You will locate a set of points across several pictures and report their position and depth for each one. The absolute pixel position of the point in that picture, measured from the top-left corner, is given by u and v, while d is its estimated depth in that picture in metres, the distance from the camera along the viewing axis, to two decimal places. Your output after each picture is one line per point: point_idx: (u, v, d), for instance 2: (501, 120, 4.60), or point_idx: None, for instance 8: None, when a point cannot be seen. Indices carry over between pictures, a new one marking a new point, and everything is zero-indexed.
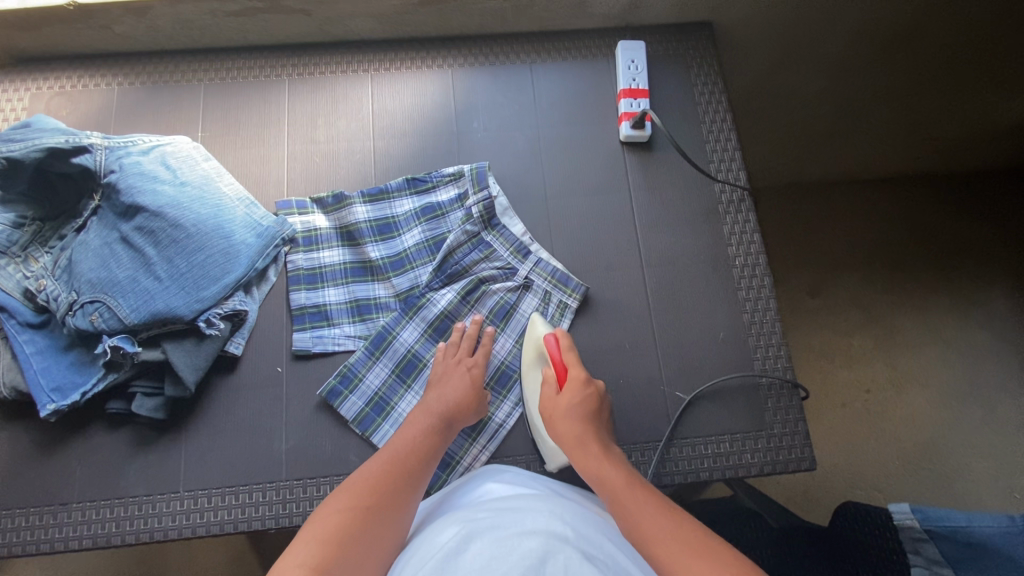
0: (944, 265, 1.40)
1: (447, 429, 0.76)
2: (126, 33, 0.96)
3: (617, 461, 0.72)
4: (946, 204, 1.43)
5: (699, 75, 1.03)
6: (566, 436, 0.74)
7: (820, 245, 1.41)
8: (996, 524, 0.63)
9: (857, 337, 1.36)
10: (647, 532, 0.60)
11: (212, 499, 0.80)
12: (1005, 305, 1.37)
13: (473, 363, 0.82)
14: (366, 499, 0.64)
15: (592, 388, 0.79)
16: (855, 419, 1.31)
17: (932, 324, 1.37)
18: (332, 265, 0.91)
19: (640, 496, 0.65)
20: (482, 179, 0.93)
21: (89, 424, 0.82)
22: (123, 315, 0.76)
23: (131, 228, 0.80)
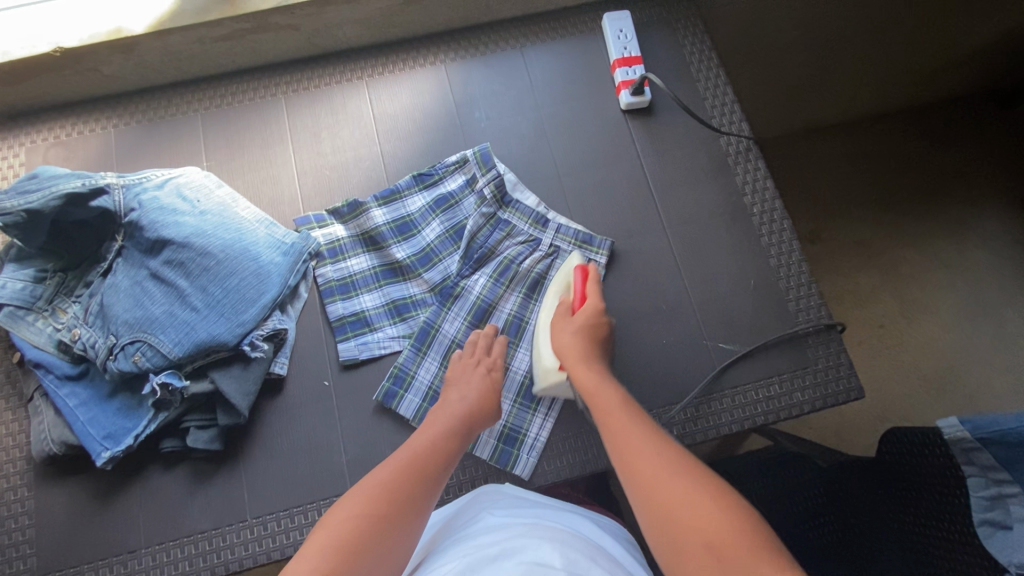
0: (936, 192, 1.44)
1: (467, 432, 0.72)
2: (115, 73, 0.95)
3: (611, 382, 0.71)
4: (930, 131, 1.47)
5: (685, 36, 1.05)
6: (567, 348, 0.76)
7: (817, 189, 1.44)
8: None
9: (866, 273, 1.39)
10: (630, 449, 0.60)
11: (281, 522, 0.80)
12: (1001, 221, 1.41)
13: (492, 364, 0.81)
14: (386, 502, 0.58)
15: (606, 320, 0.80)
16: (875, 352, 1.34)
17: (933, 250, 1.41)
18: (362, 271, 0.91)
19: (631, 417, 0.64)
20: (487, 160, 0.94)
21: (144, 467, 0.81)
22: (167, 350, 0.76)
23: (160, 263, 0.79)
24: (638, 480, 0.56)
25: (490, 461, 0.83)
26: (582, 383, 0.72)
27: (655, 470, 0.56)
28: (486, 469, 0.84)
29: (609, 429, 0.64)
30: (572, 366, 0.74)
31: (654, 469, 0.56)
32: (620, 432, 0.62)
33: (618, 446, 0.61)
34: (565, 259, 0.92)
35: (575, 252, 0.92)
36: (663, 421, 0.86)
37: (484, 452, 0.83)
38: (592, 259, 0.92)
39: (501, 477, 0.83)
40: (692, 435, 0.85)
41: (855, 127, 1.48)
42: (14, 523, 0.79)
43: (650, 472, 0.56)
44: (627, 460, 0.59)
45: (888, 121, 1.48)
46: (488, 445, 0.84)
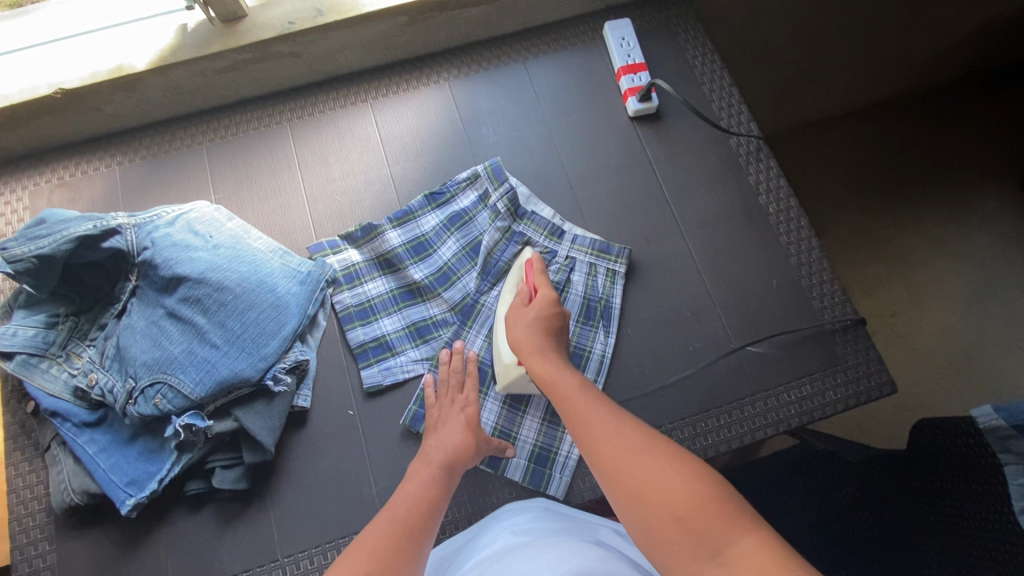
0: (939, 179, 1.45)
1: (450, 476, 0.68)
2: (116, 111, 0.94)
3: (566, 367, 0.70)
4: (929, 119, 1.48)
5: (687, 41, 1.05)
6: (526, 342, 0.73)
7: (819, 184, 1.45)
8: None
9: (874, 264, 1.39)
10: (595, 436, 0.58)
11: (314, 558, 0.78)
12: (1004, 204, 1.41)
13: (465, 401, 0.77)
14: (371, 569, 0.54)
15: (559, 310, 0.78)
16: (889, 343, 1.34)
17: (939, 237, 1.41)
18: (380, 295, 0.89)
19: (590, 402, 0.63)
20: (499, 174, 0.93)
21: (170, 511, 0.79)
22: (188, 390, 0.74)
23: (176, 300, 0.77)
24: (606, 465, 0.55)
25: (522, 483, 0.81)
26: (538, 373, 0.70)
27: (623, 453, 0.55)
28: (519, 490, 0.82)
29: (570, 419, 0.62)
30: (527, 358, 0.72)
31: (621, 453, 0.55)
32: (583, 419, 0.61)
33: (579, 427, 0.60)
34: (583, 269, 0.91)
35: (593, 263, 0.91)
36: (696, 430, 0.84)
37: (516, 474, 0.81)
38: (611, 268, 0.91)
39: (535, 497, 0.81)
40: (728, 441, 0.83)
41: (853, 119, 1.48)
42: None
43: (614, 454, 0.56)
44: (589, 442, 0.58)
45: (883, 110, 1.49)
46: (520, 466, 0.82)
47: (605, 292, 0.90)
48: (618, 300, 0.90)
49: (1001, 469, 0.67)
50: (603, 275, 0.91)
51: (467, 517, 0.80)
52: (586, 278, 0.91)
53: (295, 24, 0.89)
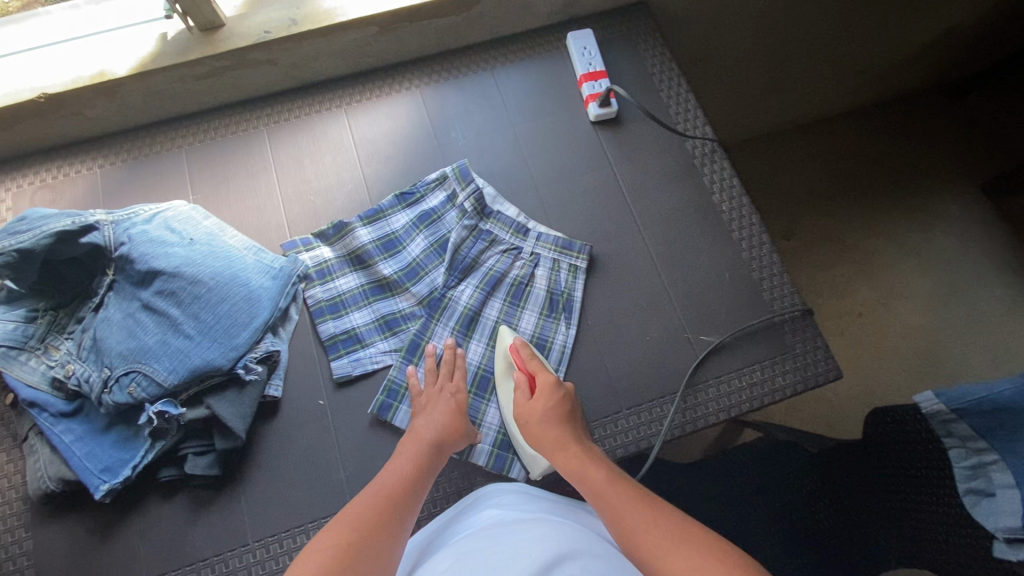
0: (880, 185, 1.70)
1: (436, 455, 0.74)
2: (99, 114, 0.98)
3: (592, 455, 0.73)
4: (863, 134, 1.75)
5: (646, 49, 1.10)
6: (550, 440, 0.75)
7: (775, 188, 1.69)
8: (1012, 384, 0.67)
9: (836, 265, 1.63)
10: (631, 528, 0.62)
11: (283, 542, 0.81)
12: (924, 211, 1.68)
13: (455, 388, 0.82)
14: (351, 539, 0.61)
15: (563, 390, 0.80)
16: (850, 341, 1.55)
17: (895, 237, 1.65)
18: (350, 290, 0.93)
19: (620, 491, 0.66)
20: (465, 175, 0.98)
21: (144, 498, 0.82)
22: (162, 379, 0.77)
23: (151, 293, 0.81)
24: (645, 560, 0.59)
25: (486, 467, 0.84)
26: (565, 465, 0.72)
27: (658, 546, 0.59)
28: (482, 475, 0.85)
29: (605, 512, 0.65)
30: (552, 456, 0.74)
31: (659, 547, 0.59)
32: (617, 511, 0.64)
33: (614, 521, 0.64)
34: (546, 264, 0.96)
35: (555, 259, 0.96)
36: (652, 415, 0.88)
37: (481, 459, 0.85)
38: (572, 264, 0.95)
39: (498, 481, 0.84)
40: (681, 425, 0.88)
41: (794, 135, 1.75)
42: (12, 565, 0.79)
43: (650, 548, 0.59)
44: (625, 535, 0.62)
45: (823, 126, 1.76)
46: (484, 451, 0.85)
47: (567, 286, 0.95)
48: (579, 293, 0.94)
49: (945, 453, 0.73)
50: (565, 270, 0.95)
51: (433, 501, 0.83)
52: (549, 274, 0.95)
53: (270, 33, 0.94)
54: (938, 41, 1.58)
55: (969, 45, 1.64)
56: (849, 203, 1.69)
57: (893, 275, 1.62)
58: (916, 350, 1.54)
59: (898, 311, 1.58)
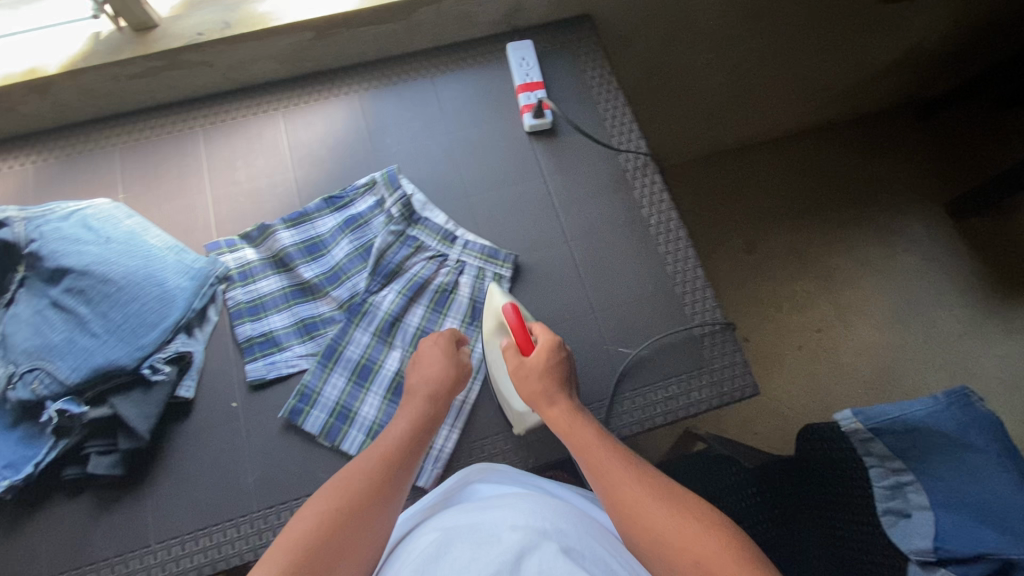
0: (842, 202, 1.71)
1: (433, 410, 0.77)
2: (32, 111, 0.98)
3: (580, 412, 0.77)
4: (829, 151, 1.76)
5: (587, 62, 1.11)
6: (535, 394, 0.77)
7: (755, 202, 1.70)
8: (922, 407, 0.69)
9: (803, 281, 1.63)
10: (617, 487, 0.68)
11: (186, 545, 0.81)
12: (885, 230, 1.68)
13: (439, 338, 0.83)
14: (343, 500, 0.65)
15: (560, 353, 0.80)
16: (810, 356, 1.56)
17: (864, 256, 1.66)
18: (271, 292, 0.93)
19: (607, 450, 0.72)
20: (394, 181, 0.98)
21: (50, 496, 0.82)
22: (65, 376, 0.77)
23: (60, 291, 0.81)
24: (628, 516, 0.66)
25: None
26: (555, 421, 0.76)
27: (643, 504, 0.66)
28: None
29: (592, 468, 0.71)
30: (542, 410, 0.77)
31: (643, 504, 0.66)
32: (603, 468, 0.70)
33: (600, 479, 0.70)
34: (471, 272, 0.96)
35: (481, 267, 0.96)
36: None
37: None
38: (497, 272, 0.96)
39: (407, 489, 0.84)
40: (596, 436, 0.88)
41: (759, 150, 1.76)
42: None
43: (635, 505, 0.66)
44: (610, 491, 0.68)
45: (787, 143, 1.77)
46: None
47: None
48: None
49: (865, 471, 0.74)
50: (489, 279, 0.95)
51: None
52: (474, 281, 0.95)
53: (203, 35, 0.95)
54: (896, 61, 1.59)
55: (929, 66, 1.65)
56: (807, 219, 1.69)
57: (850, 292, 1.62)
58: (870, 368, 1.54)
59: (853, 328, 1.58)
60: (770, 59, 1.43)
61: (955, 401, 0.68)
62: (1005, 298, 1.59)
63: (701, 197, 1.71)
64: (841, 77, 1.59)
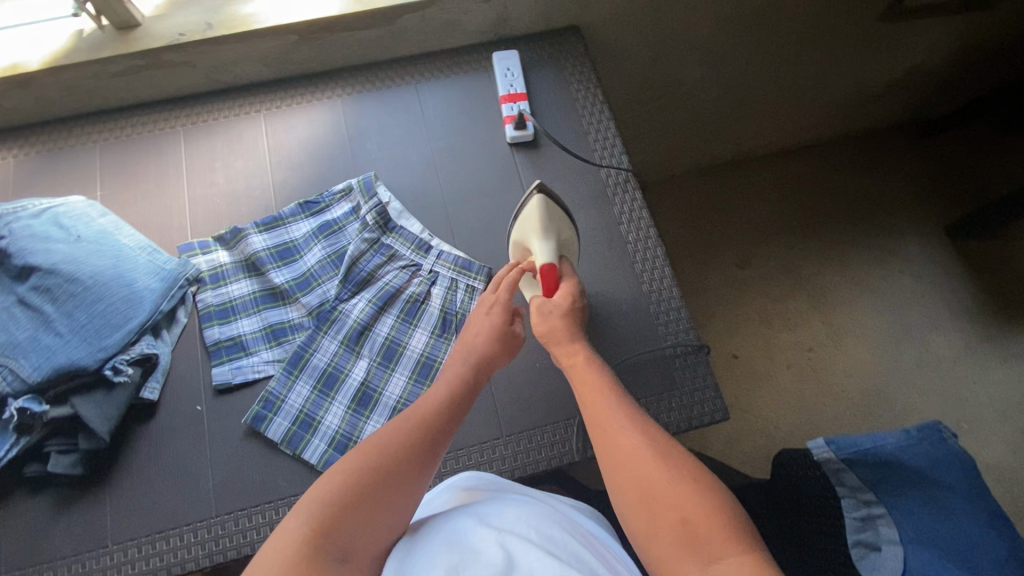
0: (837, 220, 1.69)
1: (477, 376, 0.77)
2: (15, 106, 0.99)
3: (599, 362, 0.78)
4: (827, 168, 1.73)
5: (573, 74, 1.10)
6: (550, 334, 0.82)
7: (747, 217, 1.68)
8: (894, 439, 0.67)
9: (792, 299, 1.61)
10: (616, 434, 0.66)
11: (142, 547, 0.80)
12: (880, 252, 1.65)
13: (494, 300, 0.84)
14: (374, 455, 0.64)
15: (579, 301, 0.85)
16: (798, 376, 1.53)
17: (858, 276, 1.63)
18: (242, 296, 0.93)
19: (614, 401, 0.71)
20: (370, 188, 0.98)
21: (11, 492, 0.82)
22: (26, 375, 0.77)
23: (27, 288, 0.81)
24: (618, 463, 0.64)
25: None
26: (574, 367, 0.78)
27: (637, 453, 0.64)
28: None
29: (596, 413, 0.70)
30: (561, 349, 0.80)
31: (636, 453, 0.64)
32: (604, 416, 0.69)
33: (599, 424, 0.69)
34: (443, 283, 0.95)
35: (453, 278, 0.95)
36: (531, 444, 0.88)
37: None
38: (470, 284, 0.95)
39: None
40: (559, 456, 0.87)
41: (756, 165, 1.74)
42: None
43: (629, 454, 0.64)
44: (609, 437, 0.67)
45: (786, 159, 1.75)
46: None
47: (462, 306, 0.94)
48: None
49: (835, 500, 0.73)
50: (462, 290, 0.94)
51: None
52: (446, 292, 0.94)
53: (185, 35, 0.95)
54: (897, 80, 1.57)
55: (931, 85, 1.62)
56: (800, 237, 1.67)
57: (842, 312, 1.60)
58: (858, 391, 1.51)
59: (843, 350, 1.56)
60: (766, 74, 1.41)
61: (926, 436, 0.66)
62: (1001, 324, 1.56)
63: (694, 210, 1.69)
64: (840, 94, 1.57)
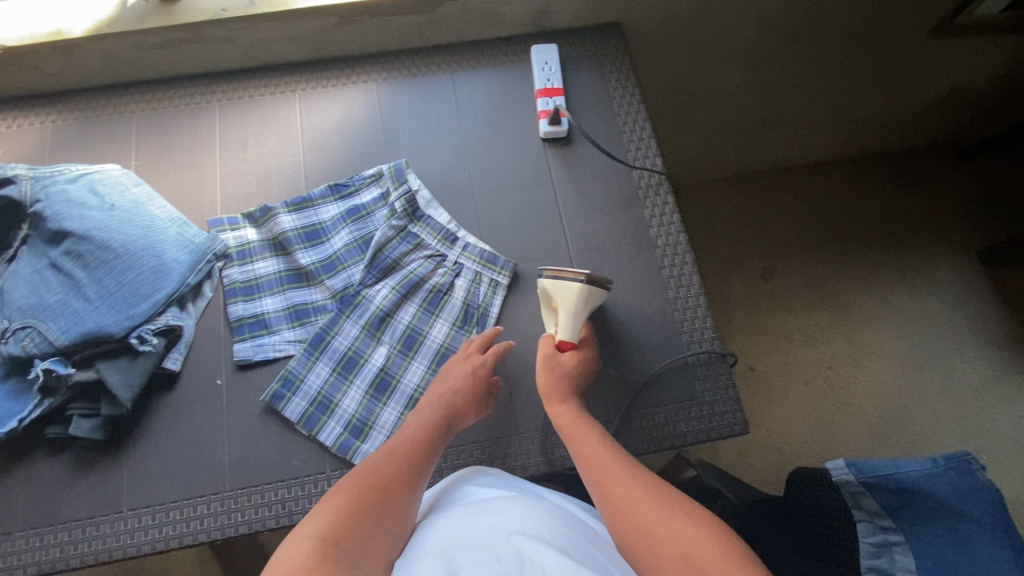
0: (866, 237, 1.65)
1: (447, 428, 0.78)
2: (57, 72, 1.00)
3: (587, 416, 0.77)
4: (861, 184, 1.70)
5: (611, 72, 1.08)
6: (549, 388, 0.79)
7: (774, 228, 1.65)
8: (920, 467, 0.66)
9: (815, 316, 1.58)
10: (610, 482, 0.66)
11: (156, 515, 0.81)
12: (909, 273, 1.61)
13: (475, 364, 0.83)
14: (363, 486, 0.66)
15: (583, 372, 0.82)
16: (816, 394, 1.51)
17: (884, 297, 1.59)
18: (268, 275, 0.93)
19: (603, 450, 0.70)
20: (400, 175, 0.97)
21: (32, 451, 0.84)
22: (54, 338, 0.78)
23: (60, 252, 0.82)
24: (617, 511, 0.63)
25: None
26: (562, 420, 0.76)
27: (636, 498, 0.64)
28: None
29: (587, 462, 0.69)
30: (551, 405, 0.78)
31: (633, 500, 0.64)
32: (598, 463, 0.69)
33: (593, 473, 0.68)
34: (467, 276, 0.94)
35: (477, 271, 0.94)
36: (547, 442, 0.87)
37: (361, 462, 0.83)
38: (494, 279, 0.94)
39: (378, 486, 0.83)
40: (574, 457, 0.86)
41: (786, 176, 1.70)
42: None
43: (626, 500, 0.64)
44: (604, 487, 0.66)
45: (819, 172, 1.71)
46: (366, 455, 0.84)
47: (484, 300, 0.93)
48: (496, 309, 0.93)
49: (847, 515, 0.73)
50: (485, 284, 0.94)
51: (309, 497, 0.83)
52: (469, 285, 0.94)
53: (227, 11, 0.95)
54: (941, 99, 1.52)
55: (977, 105, 1.57)
56: (827, 253, 1.64)
57: (865, 333, 1.56)
58: (876, 413, 1.48)
59: (864, 371, 1.53)
60: (805, 84, 1.38)
61: (954, 466, 0.65)
62: None
63: (720, 218, 1.66)
64: (880, 109, 1.53)
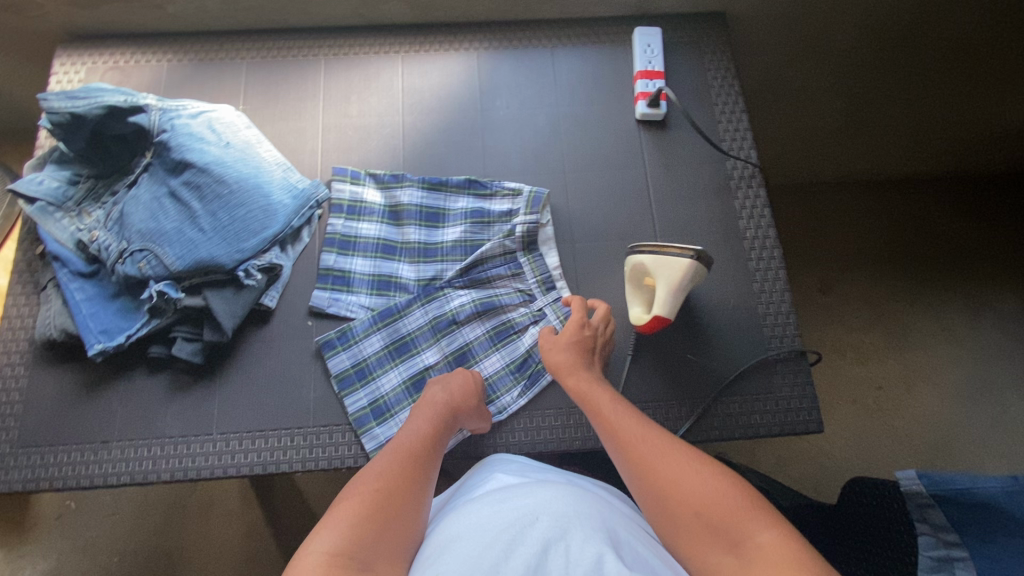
0: (936, 258, 1.61)
1: (453, 419, 0.76)
2: (177, 12, 1.04)
3: (601, 383, 0.76)
4: (936, 203, 1.65)
5: (711, 60, 1.08)
6: (559, 364, 0.79)
7: (843, 240, 1.63)
8: (999, 484, 0.65)
9: (872, 333, 1.55)
10: (629, 437, 0.65)
11: (242, 441, 0.85)
12: (976, 299, 1.57)
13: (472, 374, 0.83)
14: (376, 485, 0.62)
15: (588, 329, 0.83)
16: (867, 410, 1.49)
17: (944, 322, 1.56)
18: (367, 237, 0.96)
19: (621, 411, 0.70)
20: (537, 204, 0.97)
21: (132, 368, 0.88)
22: (169, 262, 0.83)
23: (179, 182, 0.87)
24: (640, 465, 0.62)
25: None
26: (575, 386, 0.76)
27: (657, 453, 0.63)
28: None
29: (602, 421, 0.69)
30: (564, 379, 0.78)
31: (653, 454, 0.63)
32: (615, 420, 0.68)
33: (611, 432, 0.67)
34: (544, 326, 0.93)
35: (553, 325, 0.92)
36: None
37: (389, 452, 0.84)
38: None
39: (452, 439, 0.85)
40: None
41: (859, 188, 1.67)
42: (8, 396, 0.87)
43: (648, 456, 0.63)
44: (624, 444, 0.65)
45: (894, 186, 1.67)
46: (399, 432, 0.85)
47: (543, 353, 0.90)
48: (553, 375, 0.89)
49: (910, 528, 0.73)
50: None
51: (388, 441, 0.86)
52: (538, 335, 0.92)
53: None
54: None
55: None
56: (892, 271, 1.60)
57: (924, 355, 1.53)
58: (926, 437, 1.46)
59: (918, 393, 1.50)
60: (898, 96, 1.35)
61: None
62: None
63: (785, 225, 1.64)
64: (970, 129, 1.48)
